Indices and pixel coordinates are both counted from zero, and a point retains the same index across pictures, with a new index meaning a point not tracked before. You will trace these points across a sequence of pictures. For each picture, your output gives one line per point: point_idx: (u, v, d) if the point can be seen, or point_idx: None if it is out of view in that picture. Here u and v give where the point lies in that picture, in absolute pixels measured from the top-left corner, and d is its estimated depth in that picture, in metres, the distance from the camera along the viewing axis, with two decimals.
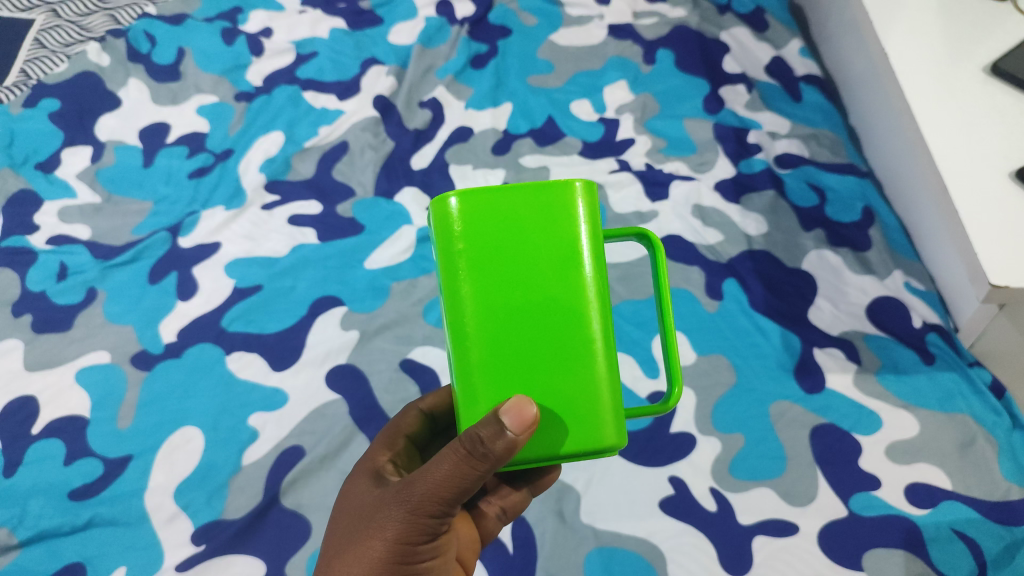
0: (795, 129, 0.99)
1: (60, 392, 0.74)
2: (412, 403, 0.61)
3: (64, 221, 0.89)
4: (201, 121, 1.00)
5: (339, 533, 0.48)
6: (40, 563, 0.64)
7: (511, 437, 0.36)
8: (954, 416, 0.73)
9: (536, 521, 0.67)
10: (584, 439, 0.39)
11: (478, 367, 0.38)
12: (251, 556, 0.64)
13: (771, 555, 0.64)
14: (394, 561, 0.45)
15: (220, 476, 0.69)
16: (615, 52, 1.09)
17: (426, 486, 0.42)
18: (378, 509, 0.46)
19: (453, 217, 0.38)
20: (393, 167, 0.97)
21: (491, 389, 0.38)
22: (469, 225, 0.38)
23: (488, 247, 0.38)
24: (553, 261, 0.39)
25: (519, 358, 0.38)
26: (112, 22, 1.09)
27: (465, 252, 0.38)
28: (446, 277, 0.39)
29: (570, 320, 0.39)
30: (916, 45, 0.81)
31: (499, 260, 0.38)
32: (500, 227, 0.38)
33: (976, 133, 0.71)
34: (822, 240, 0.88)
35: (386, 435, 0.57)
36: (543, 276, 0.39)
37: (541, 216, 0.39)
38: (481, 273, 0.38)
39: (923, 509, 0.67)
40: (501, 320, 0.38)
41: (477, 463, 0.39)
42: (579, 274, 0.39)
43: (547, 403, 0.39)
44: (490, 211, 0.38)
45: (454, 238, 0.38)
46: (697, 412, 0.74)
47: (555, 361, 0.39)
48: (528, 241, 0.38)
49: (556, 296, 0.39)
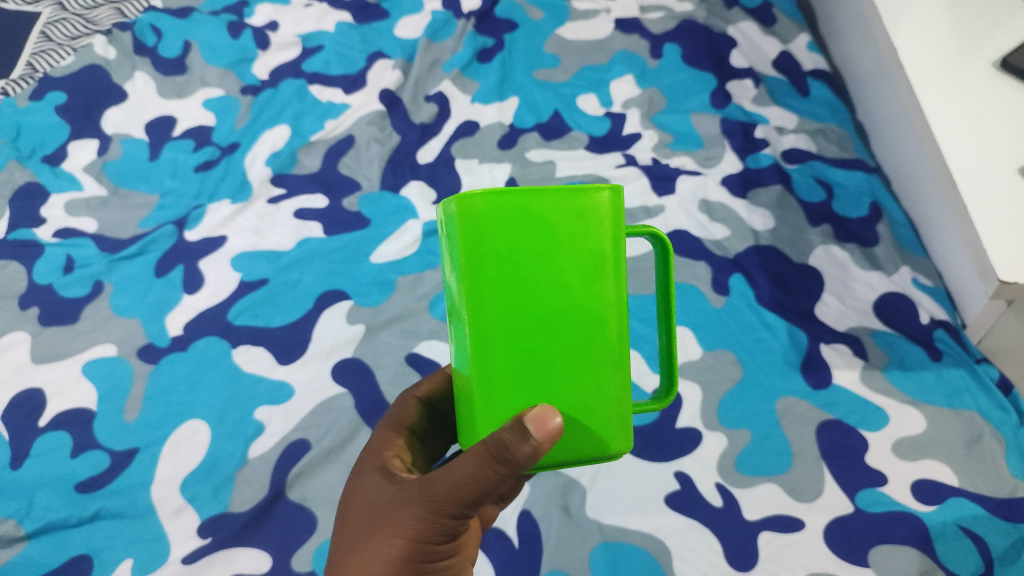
0: (802, 124, 0.99)
1: (67, 384, 0.74)
2: (409, 391, 0.60)
3: (70, 214, 0.89)
4: (207, 114, 1.01)
5: (354, 531, 0.47)
6: (46, 554, 0.64)
7: (537, 449, 0.36)
8: (961, 412, 0.72)
9: (541, 516, 0.66)
10: (599, 446, 0.40)
11: (496, 370, 0.38)
12: (258, 549, 0.64)
13: (777, 551, 0.64)
14: (413, 559, 0.44)
15: (227, 469, 0.69)
16: (622, 46, 1.08)
17: (449, 487, 0.42)
18: (396, 507, 0.45)
19: (479, 216, 0.36)
20: (398, 161, 0.97)
21: (510, 394, 0.38)
22: (494, 227, 0.37)
23: (513, 250, 0.37)
24: (578, 268, 0.38)
25: (539, 364, 0.38)
26: (118, 15, 1.11)
27: (491, 255, 0.37)
28: (469, 278, 0.37)
29: (591, 326, 0.39)
30: (926, 40, 0.80)
31: (523, 264, 0.37)
32: (528, 231, 0.37)
33: (986, 128, 0.71)
34: (829, 235, 0.87)
35: (387, 430, 0.57)
36: (565, 283, 0.38)
37: (566, 221, 0.37)
38: (502, 277, 0.37)
39: (930, 506, 0.66)
40: (522, 326, 0.38)
41: (498, 469, 0.38)
42: (601, 281, 0.38)
43: (565, 407, 0.39)
44: (514, 215, 0.37)
45: (479, 240, 0.37)
46: (702, 407, 0.74)
47: (573, 367, 0.39)
48: (554, 246, 0.37)
49: (579, 304, 0.38)
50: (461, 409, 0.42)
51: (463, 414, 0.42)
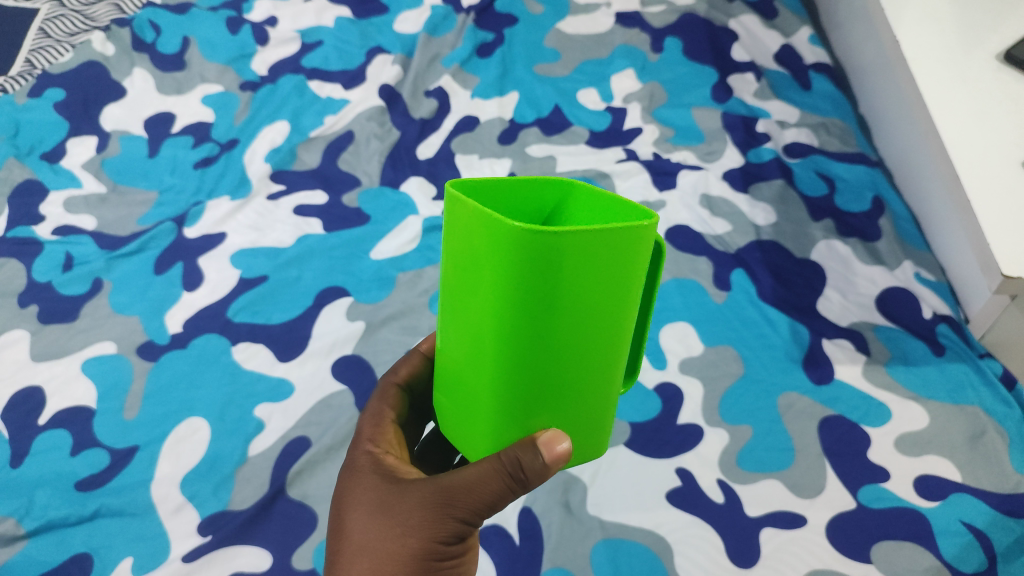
0: (805, 118, 1.00)
1: (67, 383, 0.71)
2: (386, 378, 0.56)
3: (69, 212, 0.89)
4: (207, 111, 1.02)
5: (357, 531, 0.45)
6: (48, 553, 0.59)
7: (550, 468, 0.36)
8: (964, 407, 0.71)
9: (542, 513, 0.63)
10: (588, 453, 0.40)
11: (512, 397, 0.35)
12: (257, 547, 0.60)
13: (779, 547, 0.60)
14: (426, 558, 0.44)
15: (226, 467, 0.65)
16: (623, 40, 1.09)
17: (466, 491, 0.41)
18: (406, 507, 0.44)
19: (515, 249, 0.30)
20: (399, 157, 0.99)
21: (519, 418, 0.36)
22: (530, 263, 0.30)
23: (547, 288, 0.31)
24: (609, 304, 0.33)
25: (554, 395, 0.36)
26: (116, 11, 1.12)
27: (521, 290, 0.31)
28: (493, 304, 0.33)
29: (608, 357, 0.36)
30: (930, 34, 0.82)
31: (556, 303, 0.32)
32: (567, 271, 0.31)
33: (988, 122, 0.70)
34: (831, 230, 0.88)
35: (372, 424, 0.52)
36: (593, 322, 0.33)
37: (609, 262, 0.31)
38: (534, 314, 0.32)
39: (932, 501, 0.64)
40: (544, 362, 0.34)
41: (512, 484, 0.38)
42: (626, 313, 0.35)
43: (569, 428, 0.38)
44: (556, 253, 0.30)
45: (511, 271, 0.31)
46: (704, 404, 0.72)
47: (583, 395, 0.36)
48: (591, 285, 0.32)
49: (604, 336, 0.34)
50: (461, 417, 0.39)
51: (464, 422, 0.39)
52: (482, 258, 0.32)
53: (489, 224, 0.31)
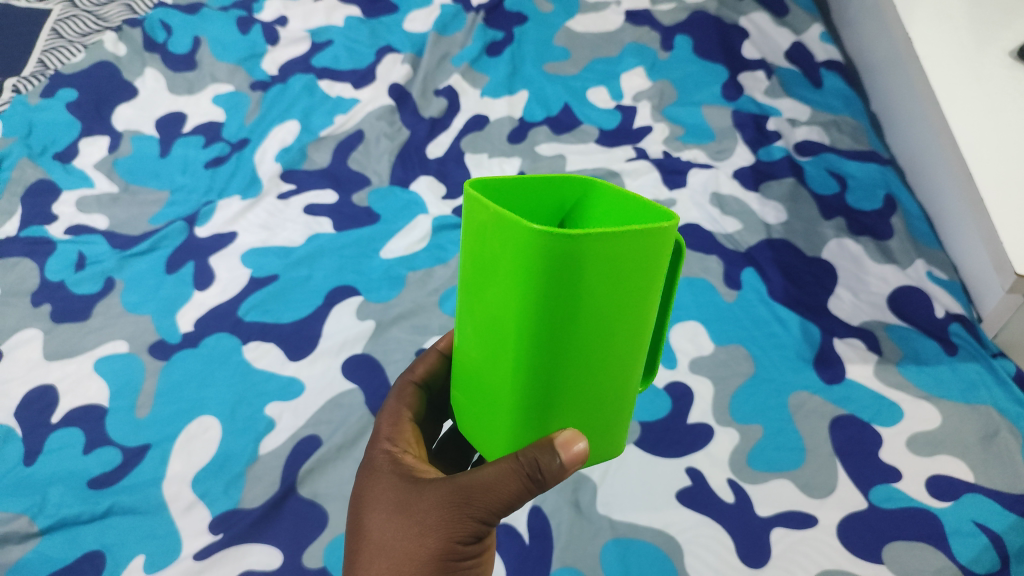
0: (816, 116, 1.00)
1: (80, 381, 0.71)
2: (404, 377, 0.56)
3: (82, 211, 0.89)
4: (218, 110, 1.03)
5: (375, 531, 0.46)
6: (60, 550, 0.59)
7: (568, 469, 0.36)
8: (977, 407, 0.70)
9: (552, 512, 0.62)
10: (605, 450, 0.40)
11: (531, 397, 0.35)
12: (268, 546, 0.60)
13: (791, 547, 0.60)
14: (444, 558, 0.44)
15: (237, 465, 0.65)
16: (632, 38, 1.09)
17: (483, 490, 0.41)
18: (425, 507, 0.44)
19: (536, 250, 0.30)
20: (408, 156, 1.00)
21: (537, 417, 0.36)
22: (549, 262, 0.30)
23: (567, 289, 0.31)
24: (629, 304, 0.33)
25: (574, 394, 0.36)
26: (127, 12, 1.13)
27: (541, 289, 0.31)
28: (514, 304, 0.32)
29: (625, 357, 0.35)
30: (943, 31, 0.81)
31: (574, 303, 0.32)
32: (588, 271, 0.31)
33: (1002, 119, 0.70)
34: (842, 228, 0.88)
35: (389, 424, 0.52)
36: (612, 322, 0.33)
37: (630, 262, 0.31)
38: (556, 317, 0.32)
39: (945, 501, 0.63)
40: (563, 361, 0.34)
41: (529, 484, 0.38)
42: (645, 313, 0.34)
43: (587, 428, 0.38)
44: (575, 254, 0.30)
45: (531, 270, 0.31)
46: (714, 403, 0.72)
47: (601, 394, 0.36)
48: (610, 284, 0.32)
49: (623, 336, 0.34)
50: (481, 418, 0.39)
51: (483, 422, 0.39)
52: (502, 262, 0.32)
53: (510, 227, 0.30)
